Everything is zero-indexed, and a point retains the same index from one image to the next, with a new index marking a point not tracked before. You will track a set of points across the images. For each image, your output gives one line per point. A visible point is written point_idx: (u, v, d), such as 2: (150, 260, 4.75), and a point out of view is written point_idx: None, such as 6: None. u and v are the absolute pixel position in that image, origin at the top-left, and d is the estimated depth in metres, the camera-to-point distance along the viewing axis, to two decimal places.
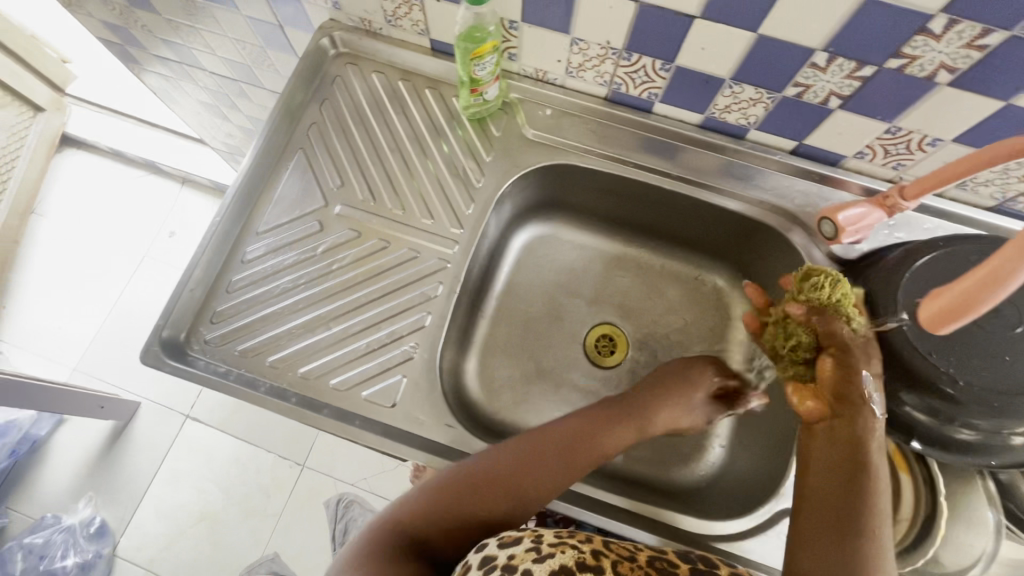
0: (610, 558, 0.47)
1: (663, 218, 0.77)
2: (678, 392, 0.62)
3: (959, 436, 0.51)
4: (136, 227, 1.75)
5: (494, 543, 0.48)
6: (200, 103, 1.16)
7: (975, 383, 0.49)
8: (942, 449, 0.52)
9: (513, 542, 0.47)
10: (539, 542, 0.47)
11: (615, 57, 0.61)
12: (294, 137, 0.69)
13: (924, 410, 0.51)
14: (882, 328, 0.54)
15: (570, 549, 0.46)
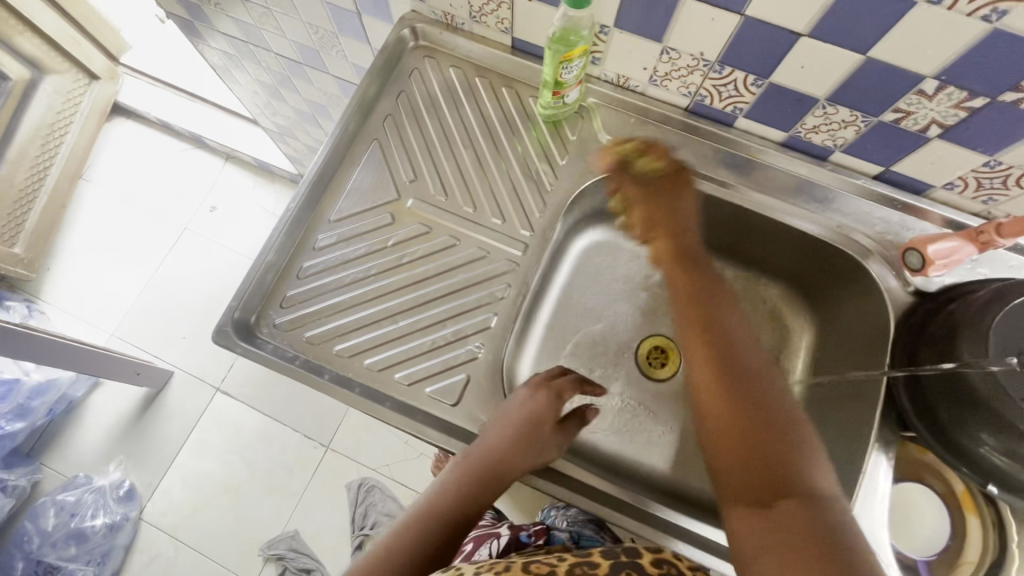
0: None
1: (728, 235, 0.76)
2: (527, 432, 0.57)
3: None
4: (179, 199, 1.78)
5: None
6: (258, 82, 1.17)
7: None
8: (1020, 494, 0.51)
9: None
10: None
11: (706, 69, 0.60)
12: (370, 127, 0.68)
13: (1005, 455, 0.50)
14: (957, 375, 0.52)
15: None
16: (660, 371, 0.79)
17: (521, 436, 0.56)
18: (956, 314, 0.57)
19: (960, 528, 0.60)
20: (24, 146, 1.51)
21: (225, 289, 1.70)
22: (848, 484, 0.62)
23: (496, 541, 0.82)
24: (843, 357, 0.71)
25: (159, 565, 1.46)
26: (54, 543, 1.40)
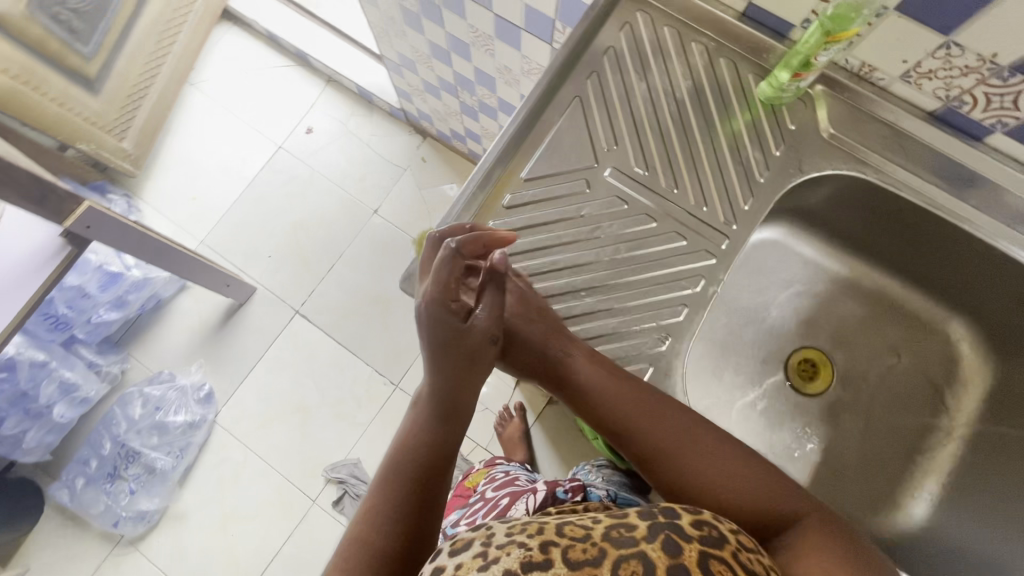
0: (560, 544, 0.34)
1: (923, 256, 0.69)
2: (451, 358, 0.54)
3: None
4: (277, 115, 1.76)
5: (445, 550, 0.36)
6: (400, 8, 1.11)
7: None
8: None
9: (462, 547, 0.36)
10: (488, 545, 0.35)
11: (987, 74, 0.52)
12: (573, 83, 0.64)
13: None
14: None
15: (516, 547, 0.34)
16: (809, 385, 0.75)
17: (451, 350, 0.54)
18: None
19: None
20: (141, 40, 1.49)
21: (314, 214, 1.70)
22: None
23: (532, 498, 0.68)
24: None
25: (228, 468, 1.53)
26: (140, 429, 1.48)
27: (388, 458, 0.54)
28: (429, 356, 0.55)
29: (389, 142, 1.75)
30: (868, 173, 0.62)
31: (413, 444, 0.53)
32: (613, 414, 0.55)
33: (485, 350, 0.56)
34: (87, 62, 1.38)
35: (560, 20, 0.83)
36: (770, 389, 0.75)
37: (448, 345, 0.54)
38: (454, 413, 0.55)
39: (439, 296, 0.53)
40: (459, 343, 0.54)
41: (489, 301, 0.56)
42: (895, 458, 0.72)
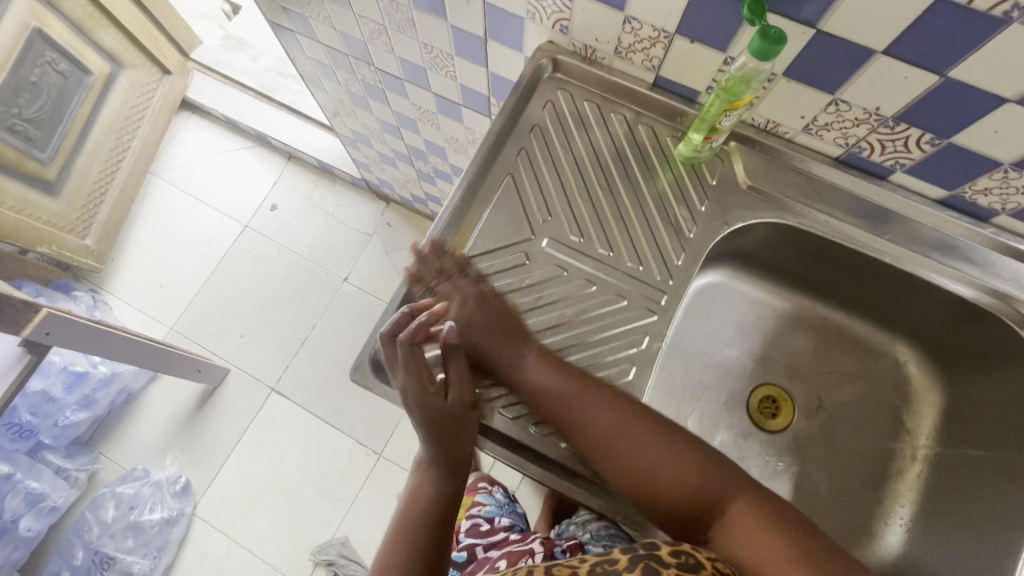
0: None
1: (857, 287, 0.72)
2: (435, 426, 0.56)
3: None
4: (240, 195, 1.79)
5: None
6: (347, 92, 1.16)
7: None
8: None
9: None
10: None
11: (876, 124, 0.57)
12: (504, 162, 0.67)
13: None
14: None
15: None
16: (771, 422, 0.76)
17: (433, 427, 0.56)
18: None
19: None
20: (99, 139, 1.52)
21: (284, 289, 1.70)
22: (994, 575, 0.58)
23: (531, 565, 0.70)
24: (985, 425, 0.67)
25: (210, 562, 1.46)
26: (113, 534, 1.40)
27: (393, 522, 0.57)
28: (420, 427, 0.57)
29: (353, 211, 1.78)
30: (789, 218, 0.66)
31: (427, 496, 0.57)
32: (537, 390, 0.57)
33: (470, 414, 0.58)
34: (45, 166, 1.42)
35: (492, 96, 0.88)
36: (735, 430, 0.76)
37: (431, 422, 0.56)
38: (455, 463, 0.58)
39: (414, 379, 0.56)
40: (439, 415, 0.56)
41: (456, 369, 0.58)
42: (864, 486, 0.73)
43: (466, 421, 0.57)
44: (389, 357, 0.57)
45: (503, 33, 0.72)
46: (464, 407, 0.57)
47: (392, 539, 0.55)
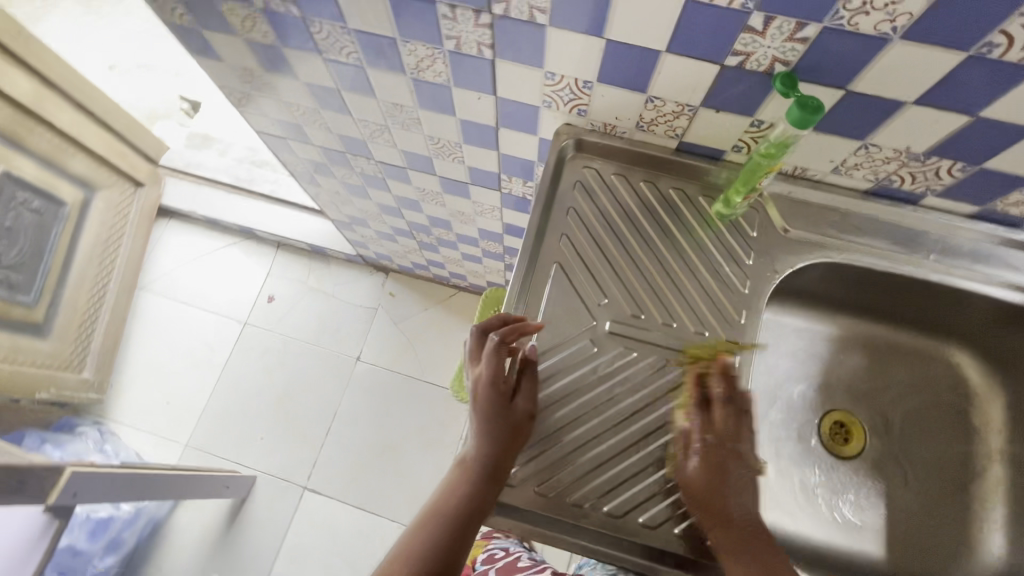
0: None
1: (902, 303, 0.74)
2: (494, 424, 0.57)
3: None
4: (235, 293, 1.75)
5: None
6: (344, 185, 1.15)
7: None
8: None
9: None
10: None
11: (906, 160, 0.59)
12: (549, 250, 0.67)
13: None
14: None
15: None
16: (846, 448, 0.77)
17: (493, 424, 0.57)
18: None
19: None
20: (83, 268, 1.47)
21: (296, 381, 1.65)
22: None
23: None
24: None
25: None
26: None
27: (425, 510, 0.56)
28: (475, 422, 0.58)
29: (353, 288, 1.75)
30: (831, 255, 0.68)
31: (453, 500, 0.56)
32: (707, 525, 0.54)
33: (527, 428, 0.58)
34: (31, 308, 1.35)
35: (503, 173, 0.88)
36: (814, 464, 0.76)
37: (497, 414, 0.57)
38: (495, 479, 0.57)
39: (491, 375, 0.58)
40: (507, 413, 0.58)
41: (528, 382, 0.60)
42: (952, 496, 0.73)
43: (521, 432, 0.58)
44: (478, 347, 0.60)
45: (516, 122, 0.73)
46: (523, 418, 0.58)
47: (418, 526, 0.55)
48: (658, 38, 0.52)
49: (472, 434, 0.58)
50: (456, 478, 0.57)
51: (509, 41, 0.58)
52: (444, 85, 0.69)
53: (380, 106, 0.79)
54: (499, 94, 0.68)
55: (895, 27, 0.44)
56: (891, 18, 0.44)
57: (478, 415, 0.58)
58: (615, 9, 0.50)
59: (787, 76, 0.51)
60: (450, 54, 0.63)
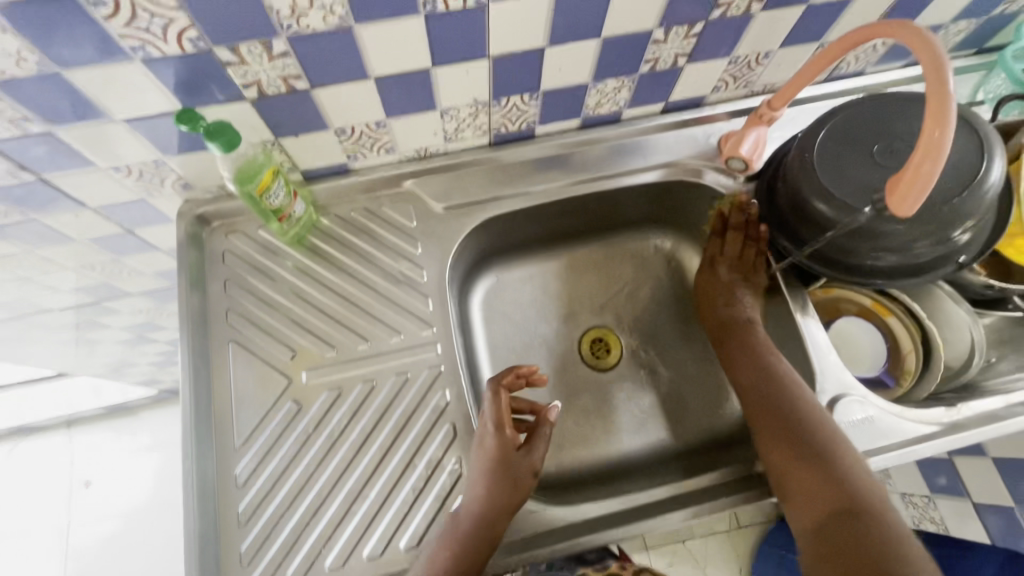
0: None
1: (585, 219, 0.80)
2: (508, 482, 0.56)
3: (925, 254, 0.57)
4: (43, 499, 1.49)
5: None
6: (59, 343, 1.00)
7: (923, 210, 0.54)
8: (924, 270, 0.58)
9: None
10: None
11: (487, 108, 0.62)
12: (219, 332, 0.63)
13: (891, 252, 0.57)
14: (835, 228, 0.58)
15: None
16: (608, 358, 0.82)
17: (500, 469, 0.56)
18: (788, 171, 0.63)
19: (891, 334, 0.70)
20: None
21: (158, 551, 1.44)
22: (798, 338, 0.67)
23: None
24: None
25: None
26: None
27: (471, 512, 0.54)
28: (488, 474, 0.56)
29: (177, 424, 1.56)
30: (496, 208, 0.71)
31: (488, 503, 0.55)
32: (816, 421, 0.58)
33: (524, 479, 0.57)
34: None
35: None
36: (589, 387, 0.80)
37: (502, 462, 0.56)
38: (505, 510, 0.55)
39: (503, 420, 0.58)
40: (511, 465, 0.57)
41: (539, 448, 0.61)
42: (699, 356, 0.81)
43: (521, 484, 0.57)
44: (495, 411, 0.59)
45: (141, 219, 0.67)
46: (528, 476, 0.58)
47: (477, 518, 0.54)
48: (158, 97, 0.49)
49: (474, 483, 0.56)
50: (488, 482, 0.55)
51: (33, 157, 0.53)
52: (26, 220, 0.61)
53: None
54: (89, 204, 0.61)
55: (342, 16, 0.45)
56: (329, 10, 0.45)
57: (486, 463, 0.56)
58: (93, 93, 0.47)
59: (184, 108, 0.50)
60: None
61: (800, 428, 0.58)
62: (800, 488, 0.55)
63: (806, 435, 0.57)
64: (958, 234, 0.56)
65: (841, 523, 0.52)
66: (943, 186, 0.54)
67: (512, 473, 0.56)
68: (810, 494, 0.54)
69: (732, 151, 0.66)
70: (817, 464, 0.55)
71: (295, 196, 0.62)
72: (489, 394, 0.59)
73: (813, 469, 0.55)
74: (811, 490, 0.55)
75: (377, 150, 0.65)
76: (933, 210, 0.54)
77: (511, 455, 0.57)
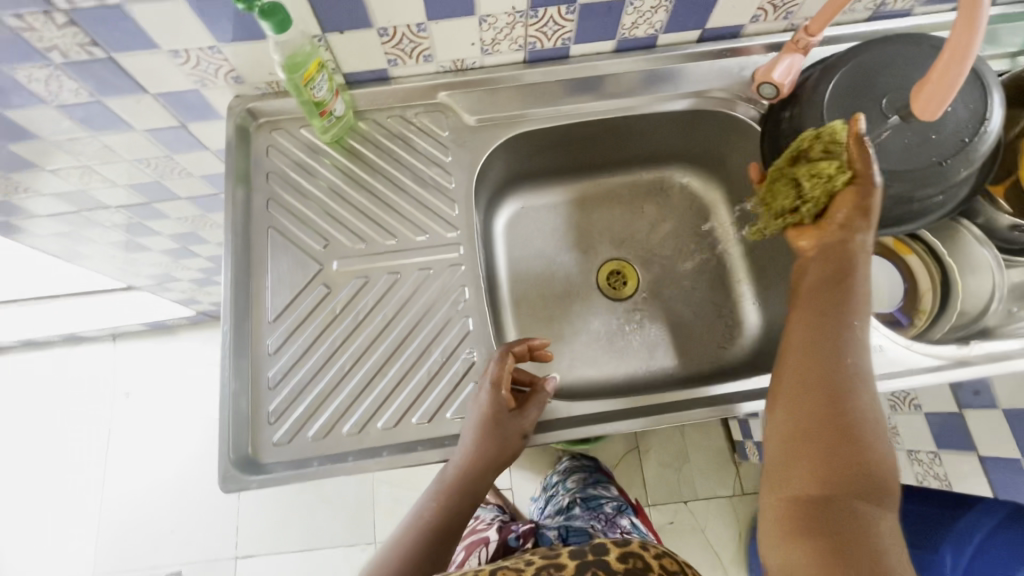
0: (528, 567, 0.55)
1: (613, 149, 0.82)
2: (497, 440, 0.57)
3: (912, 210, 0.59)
4: (86, 403, 1.57)
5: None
6: (110, 244, 1.07)
7: (917, 168, 0.56)
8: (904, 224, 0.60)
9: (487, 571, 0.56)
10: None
11: (524, 19, 0.64)
12: (261, 218, 0.67)
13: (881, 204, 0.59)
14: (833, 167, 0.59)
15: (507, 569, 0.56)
16: (624, 289, 0.84)
17: (491, 431, 0.57)
18: (798, 107, 0.62)
19: (907, 271, 0.72)
20: None
21: (188, 458, 1.52)
22: None
23: None
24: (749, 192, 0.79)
25: None
26: None
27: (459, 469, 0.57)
28: (479, 437, 0.57)
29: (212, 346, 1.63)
30: (526, 126, 0.74)
31: (474, 464, 0.57)
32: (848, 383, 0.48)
33: (513, 441, 0.58)
34: None
35: None
36: (602, 314, 0.82)
37: (495, 425, 0.57)
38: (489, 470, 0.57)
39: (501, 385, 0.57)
40: (503, 427, 0.57)
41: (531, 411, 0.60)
42: (715, 292, 0.82)
43: (509, 444, 0.57)
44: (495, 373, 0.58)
45: (194, 112, 0.72)
46: (518, 438, 0.58)
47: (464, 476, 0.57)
48: None
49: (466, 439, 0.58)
50: (477, 443, 0.57)
51: (104, 31, 0.57)
52: (93, 101, 0.66)
53: (55, 146, 0.74)
54: (150, 90, 0.66)
55: None
56: None
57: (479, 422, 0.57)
58: None
59: None
60: (64, 66, 0.60)
61: (828, 390, 0.48)
62: (796, 451, 0.48)
63: (832, 398, 0.48)
64: (945, 193, 0.57)
65: (827, 508, 0.45)
66: (941, 146, 0.56)
67: (501, 431, 0.57)
68: (799, 470, 0.47)
69: (767, 75, 0.67)
70: (829, 438, 0.47)
71: (337, 93, 0.65)
72: (493, 359, 0.59)
73: (826, 441, 0.47)
74: (806, 461, 0.47)
75: (415, 58, 0.67)
76: (926, 168, 0.56)
77: (503, 420, 0.57)
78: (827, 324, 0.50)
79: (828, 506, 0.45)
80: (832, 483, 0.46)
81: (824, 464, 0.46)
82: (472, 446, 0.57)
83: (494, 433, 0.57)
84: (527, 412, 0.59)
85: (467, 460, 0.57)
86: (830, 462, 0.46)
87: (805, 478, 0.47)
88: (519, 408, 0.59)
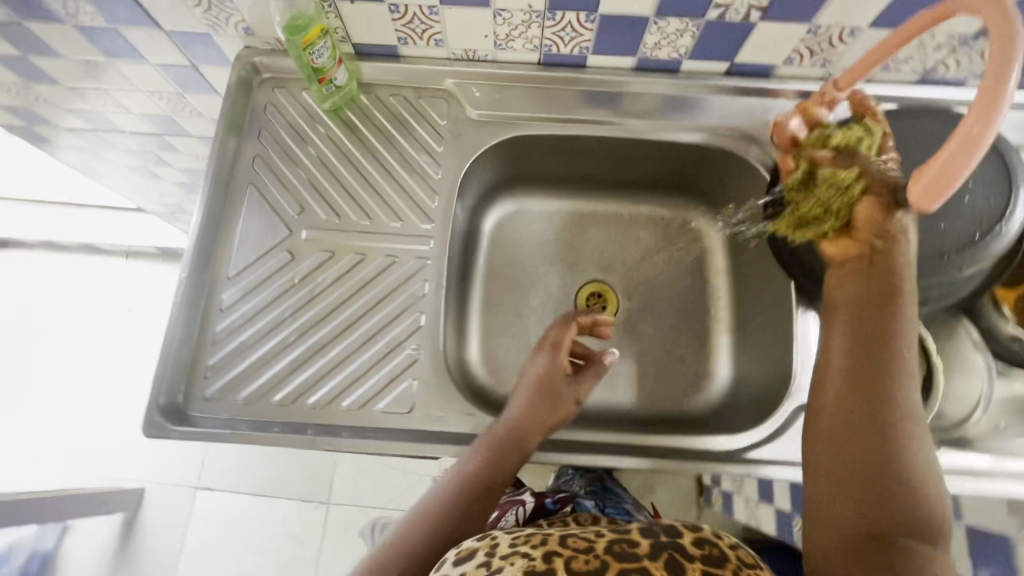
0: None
1: (618, 169, 0.78)
2: (548, 400, 0.60)
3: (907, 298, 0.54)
4: (90, 311, 1.63)
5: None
6: (126, 167, 1.09)
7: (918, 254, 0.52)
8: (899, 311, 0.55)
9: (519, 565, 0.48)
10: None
11: (540, 20, 0.61)
12: (244, 173, 0.67)
13: None
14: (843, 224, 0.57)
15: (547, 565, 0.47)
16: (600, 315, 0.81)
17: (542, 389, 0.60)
18: None
19: None
20: None
21: None
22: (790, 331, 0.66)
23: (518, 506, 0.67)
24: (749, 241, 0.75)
25: None
26: None
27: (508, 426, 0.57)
28: (532, 396, 0.59)
29: None
30: (530, 129, 0.71)
31: (522, 417, 0.58)
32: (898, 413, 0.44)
33: (564, 406, 0.60)
34: None
35: None
36: None
37: (546, 386, 0.60)
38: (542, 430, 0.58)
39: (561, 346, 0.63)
40: (555, 389, 0.60)
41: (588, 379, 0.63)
42: (691, 337, 0.79)
43: (559, 407, 0.60)
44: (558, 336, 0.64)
45: (207, 55, 0.72)
46: (570, 404, 0.60)
47: (511, 433, 0.57)
48: None
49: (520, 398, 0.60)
50: (530, 398, 0.59)
51: None
52: (109, 28, 0.67)
53: (75, 64, 0.75)
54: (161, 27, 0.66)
55: None
56: None
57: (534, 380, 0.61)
58: None
59: None
60: None
61: (875, 418, 0.44)
62: (832, 480, 0.44)
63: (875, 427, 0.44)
64: (955, 284, 0.52)
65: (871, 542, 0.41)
66: (945, 238, 0.52)
67: (553, 392, 0.60)
68: (837, 502, 0.43)
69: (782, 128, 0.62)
70: (873, 467, 0.43)
71: (340, 62, 0.63)
72: (558, 323, 0.65)
73: (864, 472, 0.43)
74: (846, 492, 0.43)
75: (426, 40, 0.66)
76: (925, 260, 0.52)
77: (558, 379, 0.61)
78: (878, 352, 0.46)
79: (878, 544, 0.41)
80: (881, 515, 0.42)
81: (868, 496, 0.42)
82: (527, 402, 0.59)
83: (548, 391, 0.60)
84: (582, 381, 0.62)
85: (516, 417, 0.58)
86: (882, 494, 0.42)
87: (843, 512, 0.43)
88: (575, 376, 0.63)
